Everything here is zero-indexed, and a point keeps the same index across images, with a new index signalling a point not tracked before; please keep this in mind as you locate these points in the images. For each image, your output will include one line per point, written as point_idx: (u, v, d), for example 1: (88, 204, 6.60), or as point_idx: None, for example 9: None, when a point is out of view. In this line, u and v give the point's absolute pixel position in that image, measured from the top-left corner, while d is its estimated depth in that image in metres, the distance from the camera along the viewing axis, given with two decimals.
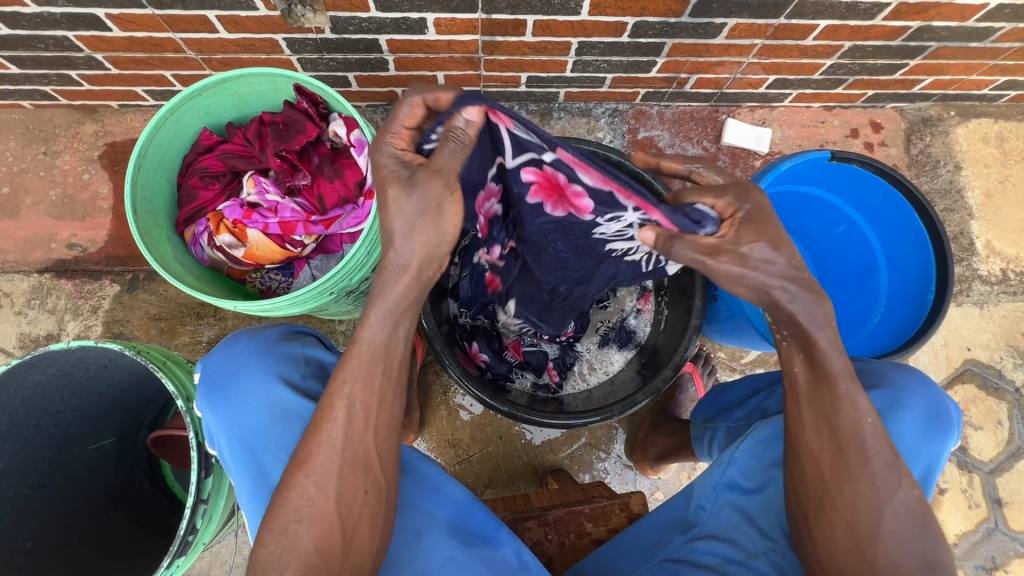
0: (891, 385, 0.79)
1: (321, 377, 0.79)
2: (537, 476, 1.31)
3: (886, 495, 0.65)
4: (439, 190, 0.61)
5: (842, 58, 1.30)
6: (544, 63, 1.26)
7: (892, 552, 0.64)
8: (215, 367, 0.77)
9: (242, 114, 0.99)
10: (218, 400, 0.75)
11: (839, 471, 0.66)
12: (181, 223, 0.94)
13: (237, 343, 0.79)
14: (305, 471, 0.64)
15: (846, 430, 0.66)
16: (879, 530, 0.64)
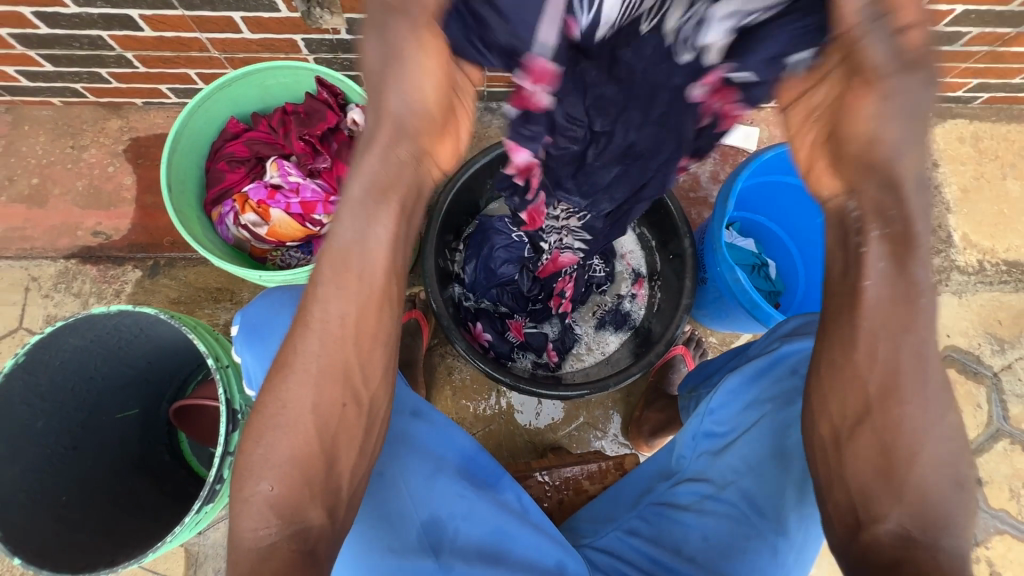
0: None
1: None
2: (537, 452, 1.37)
3: (935, 410, 0.56)
4: (404, 33, 0.52)
5: None
6: None
7: (930, 468, 0.56)
8: (254, 315, 0.83)
9: (266, 104, 1.07)
10: (257, 342, 0.81)
11: (886, 394, 0.56)
12: (210, 203, 1.02)
13: (271, 295, 0.85)
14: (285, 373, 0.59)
15: (922, 335, 0.55)
16: (920, 449, 0.56)
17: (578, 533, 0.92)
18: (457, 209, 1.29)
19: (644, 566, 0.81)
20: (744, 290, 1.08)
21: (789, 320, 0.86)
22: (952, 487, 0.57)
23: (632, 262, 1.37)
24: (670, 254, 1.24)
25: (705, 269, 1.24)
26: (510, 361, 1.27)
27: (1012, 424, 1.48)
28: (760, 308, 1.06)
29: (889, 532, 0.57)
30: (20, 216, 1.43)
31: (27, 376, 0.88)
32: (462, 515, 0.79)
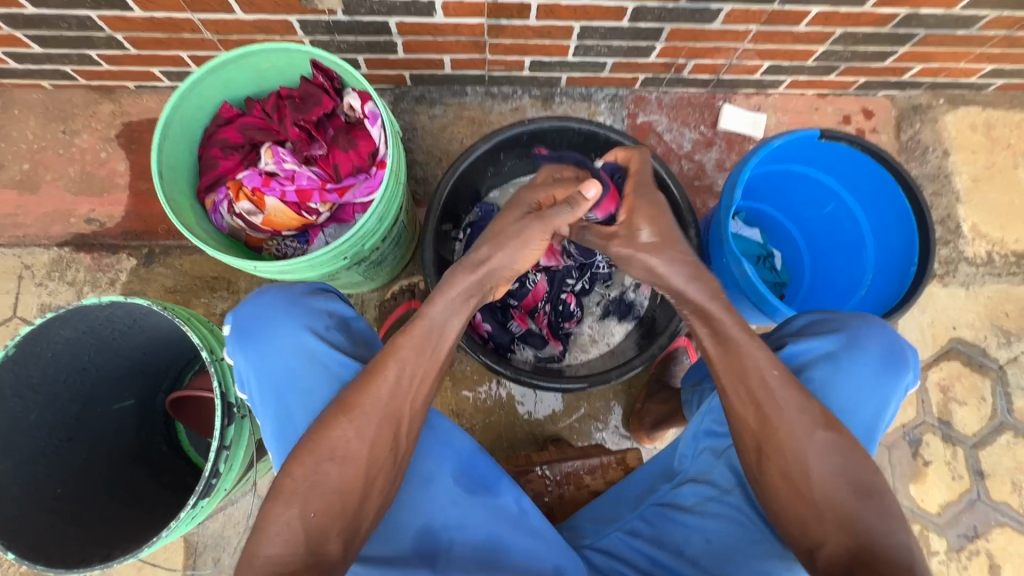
0: (848, 330, 0.81)
1: (343, 329, 0.82)
2: (538, 444, 1.36)
3: (802, 437, 0.73)
4: (535, 231, 0.84)
5: (835, 44, 1.37)
6: (549, 46, 1.34)
7: (825, 485, 0.72)
8: (245, 317, 0.79)
9: (260, 87, 1.03)
10: (250, 346, 0.78)
11: (764, 426, 0.75)
12: (202, 190, 0.98)
13: (264, 296, 0.81)
14: (349, 415, 0.72)
15: (756, 389, 0.76)
16: (806, 469, 0.72)
17: (578, 533, 0.89)
18: (456, 198, 1.26)
19: (644, 566, 0.81)
20: (750, 283, 1.06)
21: (793, 319, 0.87)
22: (854, 497, 0.71)
23: None
24: None
25: (710, 261, 1.22)
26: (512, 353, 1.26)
27: (1016, 417, 1.47)
28: (767, 302, 1.03)
29: (832, 553, 0.69)
30: (12, 203, 1.40)
31: (20, 368, 0.86)
32: (456, 523, 0.79)
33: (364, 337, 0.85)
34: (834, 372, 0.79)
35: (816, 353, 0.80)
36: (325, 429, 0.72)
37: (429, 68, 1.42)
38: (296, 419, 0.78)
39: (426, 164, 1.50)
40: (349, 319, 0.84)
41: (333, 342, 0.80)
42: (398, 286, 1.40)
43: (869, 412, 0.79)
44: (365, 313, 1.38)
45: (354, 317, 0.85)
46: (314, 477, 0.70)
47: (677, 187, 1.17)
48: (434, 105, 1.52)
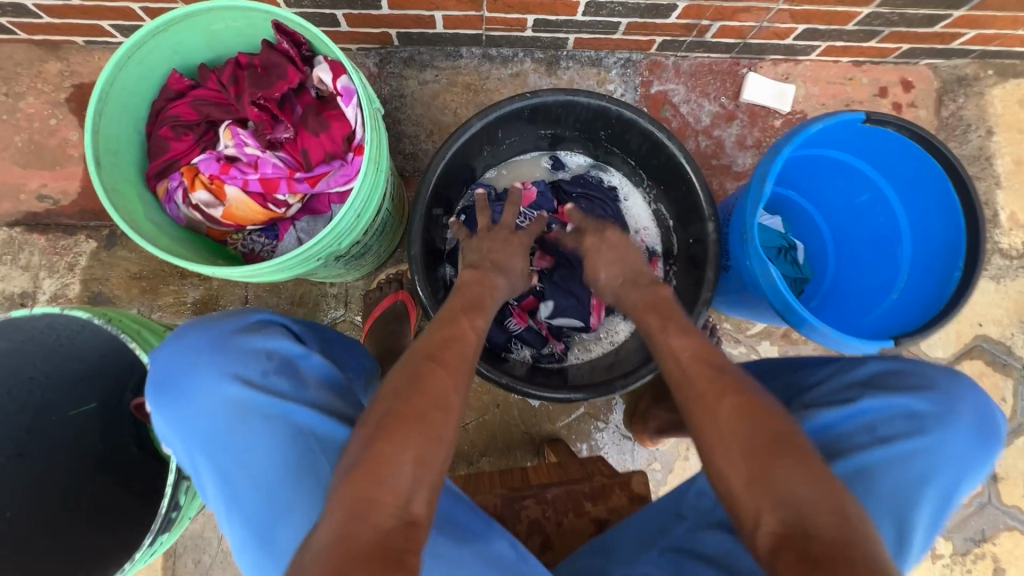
0: (933, 386, 0.66)
1: (292, 375, 0.65)
2: (534, 445, 1.29)
3: (714, 399, 0.67)
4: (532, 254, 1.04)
5: (882, 6, 1.20)
6: (554, 4, 1.17)
7: (746, 445, 0.61)
8: (163, 362, 0.62)
9: (216, 54, 0.87)
10: (166, 401, 0.60)
11: (684, 397, 0.70)
12: (152, 176, 0.85)
13: (185, 336, 0.64)
14: (443, 365, 0.69)
15: (675, 374, 0.74)
16: (716, 430, 0.64)
17: None
18: (449, 181, 1.13)
19: None
20: (774, 289, 0.94)
21: (864, 362, 0.73)
22: (771, 455, 0.60)
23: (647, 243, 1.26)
24: (686, 240, 1.13)
25: (728, 257, 1.11)
26: (507, 352, 1.16)
27: None
28: (793, 311, 0.92)
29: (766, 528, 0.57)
30: None
31: None
32: None
33: (319, 379, 0.67)
34: (907, 431, 0.64)
35: (891, 409, 0.66)
36: (424, 378, 0.66)
37: (419, 26, 1.25)
38: (235, 492, 0.59)
39: (415, 137, 1.34)
40: (295, 358, 0.66)
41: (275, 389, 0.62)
42: (384, 276, 1.29)
43: (941, 486, 0.62)
44: (349, 304, 1.29)
45: (302, 355, 0.67)
46: (420, 420, 0.62)
47: (697, 173, 1.05)
48: (424, 69, 1.35)
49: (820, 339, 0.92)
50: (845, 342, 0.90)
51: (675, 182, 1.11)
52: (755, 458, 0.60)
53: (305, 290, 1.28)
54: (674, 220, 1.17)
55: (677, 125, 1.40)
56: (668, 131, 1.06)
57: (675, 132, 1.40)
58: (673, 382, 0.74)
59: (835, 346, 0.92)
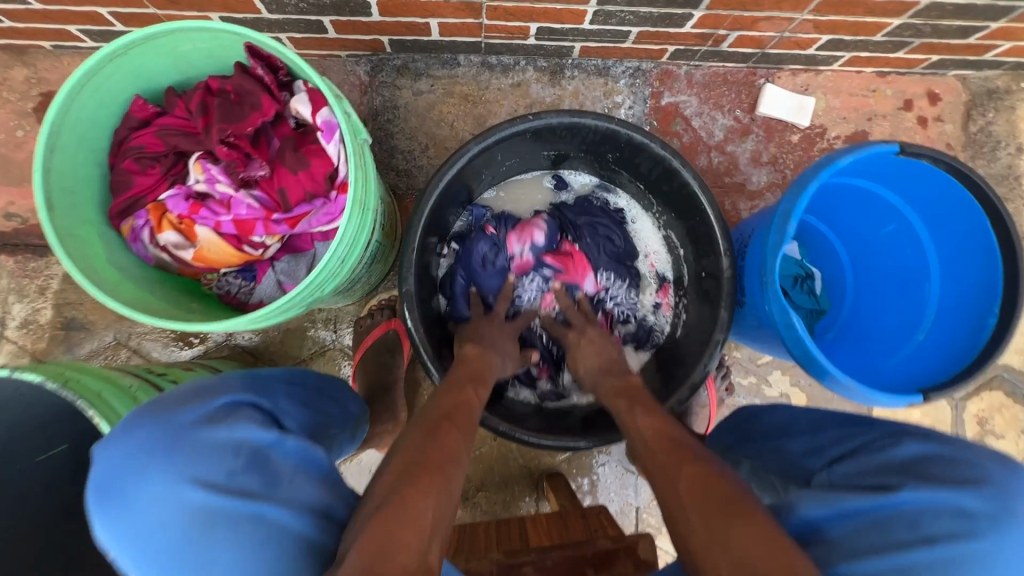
0: (993, 484, 0.59)
1: (260, 467, 0.55)
2: (532, 479, 1.24)
3: (675, 468, 0.70)
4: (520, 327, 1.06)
5: (914, 17, 1.11)
6: (560, 12, 1.08)
7: (700, 508, 0.63)
8: (104, 468, 0.51)
9: (184, 76, 0.78)
10: (109, 513, 0.49)
11: (654, 469, 0.74)
12: (115, 215, 0.76)
13: (134, 432, 0.53)
14: (455, 425, 0.73)
15: (644, 451, 0.79)
16: (677, 496, 0.67)
17: None
18: (444, 207, 1.05)
19: None
20: (795, 337, 0.86)
21: (902, 444, 0.69)
22: (722, 514, 0.61)
23: (656, 266, 1.18)
24: (698, 272, 1.05)
25: (744, 292, 1.03)
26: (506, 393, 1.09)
27: None
28: (815, 363, 0.85)
29: None
30: None
31: None
32: None
33: (295, 468, 0.58)
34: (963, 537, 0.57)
35: (940, 507, 0.59)
36: (438, 437, 0.68)
37: (413, 34, 1.16)
38: None
39: (409, 153, 1.26)
40: (266, 447, 0.57)
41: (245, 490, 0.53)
42: (376, 301, 1.22)
43: None
44: (339, 330, 1.23)
45: (274, 442, 0.58)
46: (441, 467, 0.63)
47: (712, 204, 0.97)
48: (419, 78, 1.26)
49: (842, 392, 0.86)
50: (869, 397, 0.84)
51: (687, 210, 1.03)
52: (709, 520, 0.61)
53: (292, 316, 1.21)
54: (686, 248, 1.09)
55: (688, 140, 1.31)
56: (682, 157, 0.97)
57: (686, 147, 1.32)
58: (643, 459, 0.78)
59: (858, 399, 0.86)
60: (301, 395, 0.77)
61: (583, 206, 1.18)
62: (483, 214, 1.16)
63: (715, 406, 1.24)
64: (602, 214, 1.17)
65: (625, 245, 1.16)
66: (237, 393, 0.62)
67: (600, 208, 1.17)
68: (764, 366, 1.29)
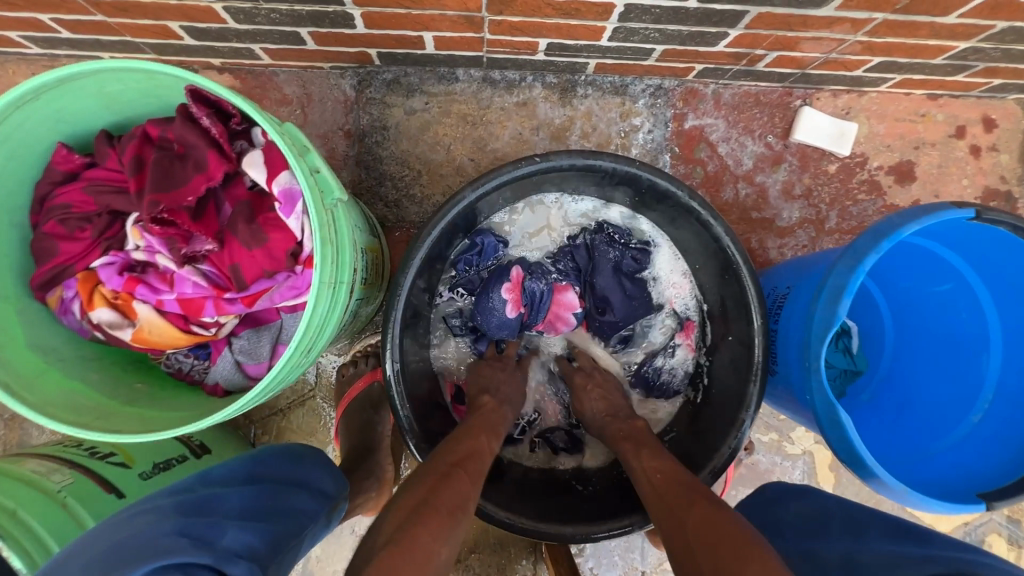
0: None
1: None
2: (530, 541, 1.14)
3: (683, 513, 0.65)
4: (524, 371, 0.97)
5: (984, 41, 0.96)
6: (574, 28, 0.93)
7: (713, 546, 0.58)
8: None
9: (121, 116, 0.65)
10: None
11: (660, 507, 0.69)
12: (38, 286, 0.64)
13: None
14: (464, 468, 0.69)
15: (652, 486, 0.73)
16: (687, 536, 0.62)
17: None
18: (436, 253, 0.90)
19: None
20: (838, 430, 0.74)
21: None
22: (735, 554, 0.56)
23: (674, 303, 1.02)
24: (725, 331, 0.92)
25: (776, 358, 0.91)
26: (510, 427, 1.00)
27: None
28: (862, 465, 0.73)
29: None
30: None
31: None
32: None
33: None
34: None
35: None
36: (447, 480, 0.66)
37: (404, 46, 1.01)
38: None
39: (400, 179, 1.12)
40: None
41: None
42: (361, 346, 1.11)
43: None
44: (319, 376, 1.11)
45: None
46: (451, 513, 0.62)
47: (747, 264, 0.84)
48: (412, 94, 1.11)
49: (891, 496, 0.74)
50: (925, 505, 0.72)
51: (716, 263, 0.90)
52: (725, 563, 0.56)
53: None
54: (711, 303, 0.96)
55: (714, 169, 1.17)
56: (713, 209, 0.84)
57: (710, 177, 1.17)
58: (649, 502, 0.72)
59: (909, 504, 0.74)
60: (255, 508, 0.62)
61: (593, 246, 1.01)
62: (495, 245, 0.98)
63: (732, 466, 1.14)
64: (614, 260, 1.00)
65: (638, 293, 1.01)
66: (169, 556, 0.49)
67: (615, 249, 1.00)
68: (787, 421, 1.17)
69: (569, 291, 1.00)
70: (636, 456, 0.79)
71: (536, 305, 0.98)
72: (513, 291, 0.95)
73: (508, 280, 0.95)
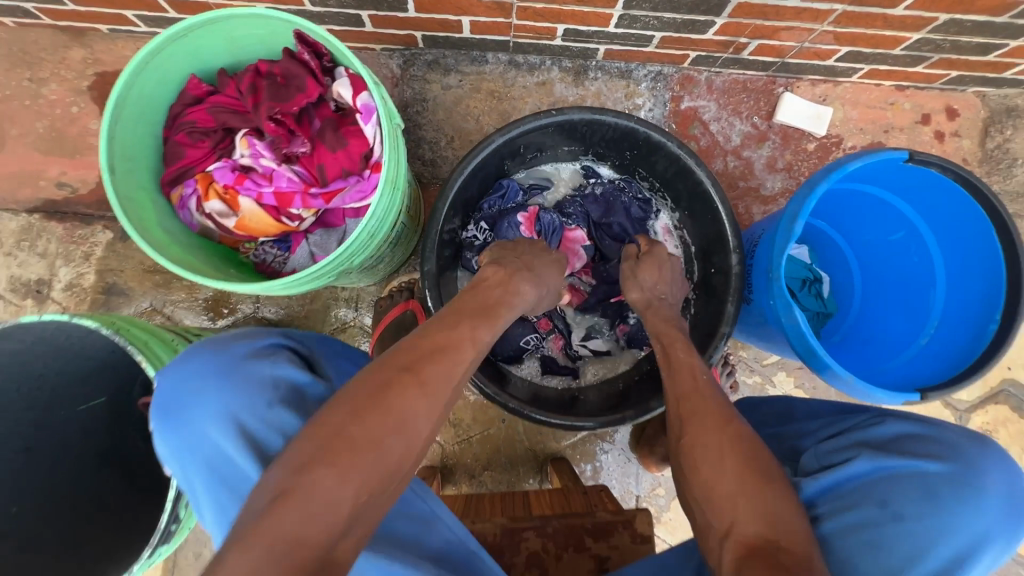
0: (961, 458, 0.66)
1: (295, 403, 0.61)
2: (537, 462, 1.28)
3: (715, 428, 0.72)
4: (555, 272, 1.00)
5: (933, 33, 1.14)
6: (587, 14, 1.13)
7: (738, 469, 0.66)
8: (165, 389, 0.59)
9: (236, 58, 0.85)
10: (169, 427, 0.57)
11: (692, 409, 0.77)
12: (166, 182, 0.83)
13: (182, 363, 0.60)
14: (422, 387, 0.60)
15: (688, 389, 0.81)
16: (724, 443, 0.70)
17: None
18: (468, 192, 1.08)
19: None
20: (796, 329, 0.90)
21: (882, 423, 0.75)
22: (757, 484, 0.65)
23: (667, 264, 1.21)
24: (710, 268, 1.09)
25: (751, 290, 1.07)
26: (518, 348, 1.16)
27: None
28: (816, 357, 0.88)
29: (742, 533, 0.61)
30: None
31: None
32: None
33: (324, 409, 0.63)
34: (935, 508, 0.64)
35: (909, 479, 0.67)
36: (391, 392, 0.57)
37: (445, 30, 1.22)
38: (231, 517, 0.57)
39: (435, 143, 1.32)
40: (303, 386, 0.63)
41: (279, 424, 0.58)
42: (396, 283, 1.28)
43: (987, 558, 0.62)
44: (359, 309, 1.29)
45: (310, 382, 0.64)
46: (378, 448, 0.54)
47: (725, 203, 1.00)
48: (448, 73, 1.32)
49: (841, 386, 0.89)
50: (868, 392, 0.87)
51: (701, 208, 1.06)
52: (743, 479, 0.65)
53: (317, 292, 1.28)
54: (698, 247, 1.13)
55: (706, 144, 1.35)
56: (698, 157, 1.01)
57: (703, 151, 1.35)
58: (677, 398, 0.80)
59: (857, 394, 0.88)
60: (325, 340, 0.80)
61: (608, 198, 1.20)
62: (516, 191, 1.16)
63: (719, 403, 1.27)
64: (625, 211, 1.19)
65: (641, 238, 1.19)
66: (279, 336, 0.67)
67: (627, 202, 1.19)
68: (769, 365, 1.32)
69: (576, 228, 1.20)
70: (684, 353, 0.88)
71: (549, 235, 1.16)
72: (526, 219, 1.14)
73: (523, 213, 1.14)
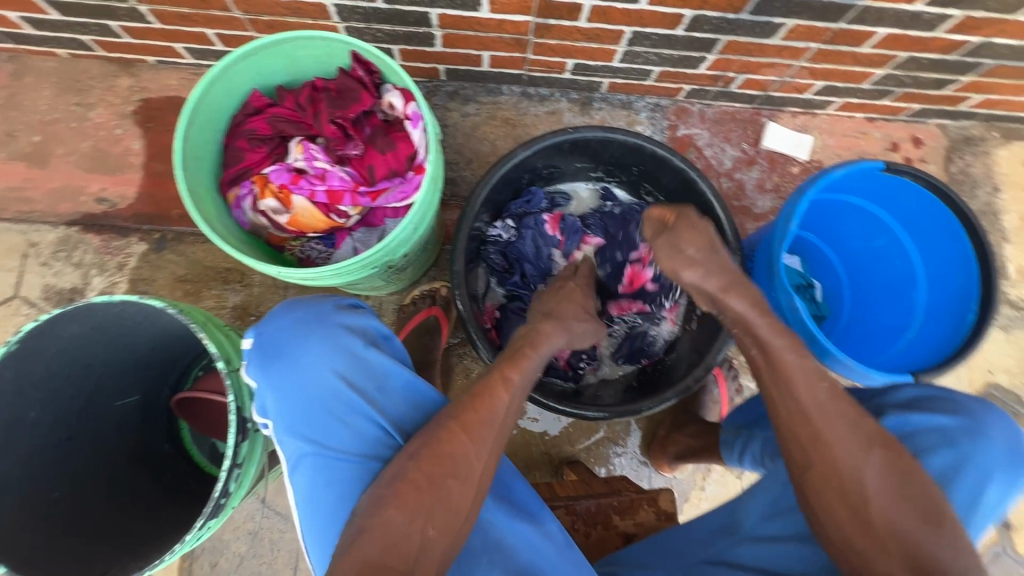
0: (970, 414, 0.76)
1: (377, 347, 0.80)
2: (553, 465, 1.31)
3: (860, 459, 0.70)
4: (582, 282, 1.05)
5: (896, 69, 1.30)
6: (594, 50, 1.27)
7: (891, 516, 0.67)
8: (273, 336, 0.79)
9: (293, 77, 0.96)
10: (279, 367, 0.77)
11: (817, 439, 0.72)
12: (226, 183, 0.91)
13: (288, 311, 0.81)
14: (468, 432, 0.71)
15: (807, 407, 0.73)
16: (864, 490, 0.69)
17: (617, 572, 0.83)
18: (494, 199, 1.18)
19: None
20: (796, 316, 0.99)
21: (900, 388, 0.84)
22: (919, 529, 0.66)
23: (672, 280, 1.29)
24: None
25: None
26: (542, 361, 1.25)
27: None
28: (817, 341, 0.96)
29: None
30: (19, 175, 1.34)
31: (21, 363, 0.80)
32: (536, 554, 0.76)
33: (398, 355, 0.83)
34: (954, 458, 0.74)
35: (931, 433, 0.77)
36: (442, 441, 0.70)
37: (466, 64, 1.36)
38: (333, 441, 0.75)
39: (455, 164, 1.43)
40: (380, 336, 0.82)
41: (370, 363, 0.78)
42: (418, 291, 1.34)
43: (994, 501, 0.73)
44: (382, 316, 1.35)
45: (386, 335, 0.83)
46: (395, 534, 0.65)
47: (724, 211, 1.11)
48: (467, 103, 1.45)
49: (842, 369, 0.96)
50: (866, 373, 0.94)
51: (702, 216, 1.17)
52: (903, 524, 0.67)
53: None
54: None
55: (701, 166, 1.48)
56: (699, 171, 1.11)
57: None
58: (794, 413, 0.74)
59: (858, 377, 0.96)
60: None
61: (626, 216, 1.30)
62: (540, 200, 1.27)
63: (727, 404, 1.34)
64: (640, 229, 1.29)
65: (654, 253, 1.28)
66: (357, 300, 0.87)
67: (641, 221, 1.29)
68: None
69: (595, 235, 1.30)
70: (793, 354, 0.76)
71: (569, 237, 1.28)
72: (552, 223, 1.28)
73: (548, 218, 1.28)
